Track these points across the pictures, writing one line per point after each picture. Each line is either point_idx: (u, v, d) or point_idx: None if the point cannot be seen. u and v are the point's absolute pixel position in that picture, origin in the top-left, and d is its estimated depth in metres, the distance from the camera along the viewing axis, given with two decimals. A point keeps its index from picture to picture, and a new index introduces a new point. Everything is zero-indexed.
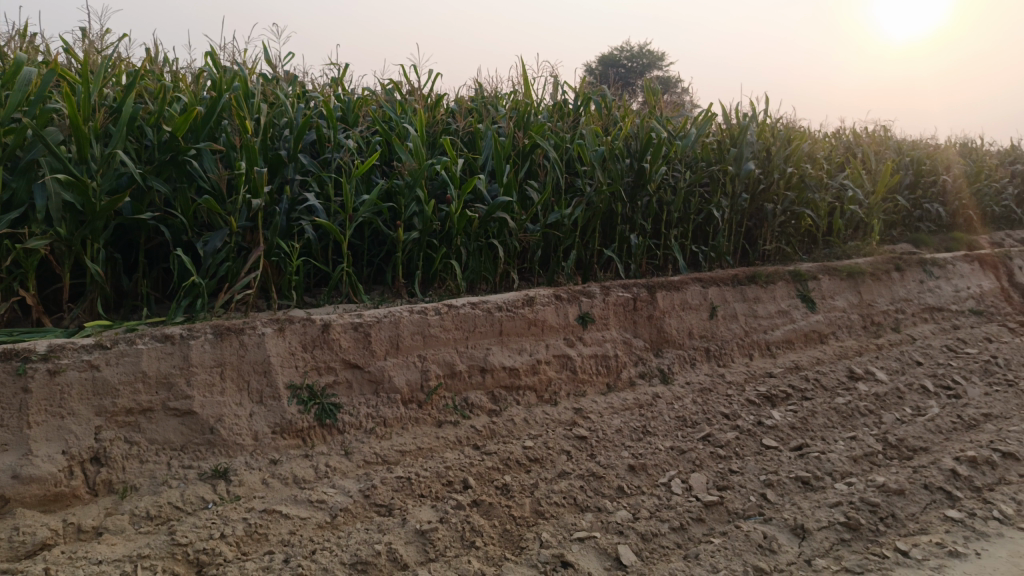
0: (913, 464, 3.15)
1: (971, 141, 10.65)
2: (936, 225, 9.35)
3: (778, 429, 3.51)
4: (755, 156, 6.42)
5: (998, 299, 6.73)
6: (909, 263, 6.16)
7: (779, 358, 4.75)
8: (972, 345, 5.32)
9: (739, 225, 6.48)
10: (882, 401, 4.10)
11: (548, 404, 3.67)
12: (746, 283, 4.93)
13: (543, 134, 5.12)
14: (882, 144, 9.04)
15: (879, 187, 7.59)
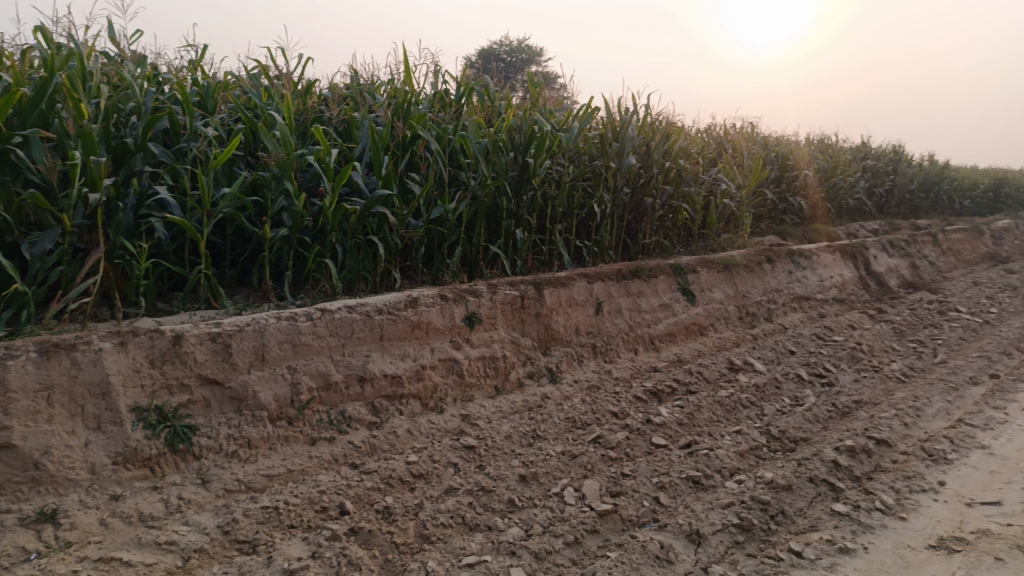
0: (795, 456, 3.15)
1: (827, 138, 11.32)
2: (798, 217, 9.89)
3: (666, 426, 3.45)
4: (636, 151, 6.46)
5: (856, 287, 7.12)
6: (778, 255, 6.40)
7: (663, 351, 4.75)
8: (838, 332, 5.56)
9: (621, 219, 6.50)
10: (760, 392, 4.15)
11: (433, 412, 3.45)
12: (630, 278, 4.91)
13: (424, 125, 4.87)
14: (750, 139, 9.41)
15: (750, 181, 7.88)
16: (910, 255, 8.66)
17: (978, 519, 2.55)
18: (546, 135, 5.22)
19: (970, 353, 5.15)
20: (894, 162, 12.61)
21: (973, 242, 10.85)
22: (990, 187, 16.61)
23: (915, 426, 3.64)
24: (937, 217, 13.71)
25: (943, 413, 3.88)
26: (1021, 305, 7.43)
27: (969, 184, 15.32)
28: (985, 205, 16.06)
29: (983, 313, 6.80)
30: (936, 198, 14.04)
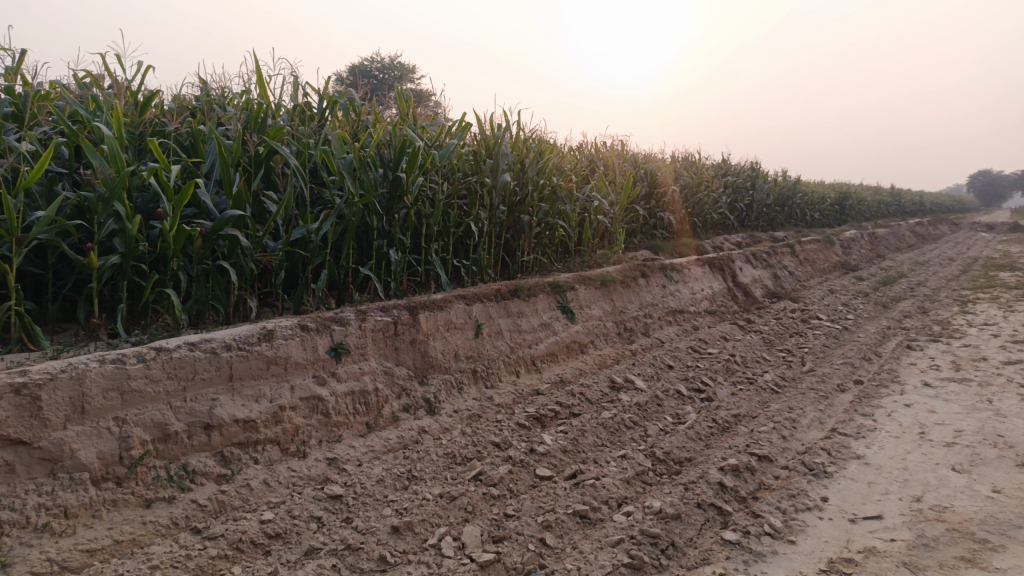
0: (680, 480, 3.00)
1: (691, 155, 11.75)
2: (667, 232, 10.15)
3: (549, 456, 3.24)
4: (511, 169, 6.33)
5: (726, 299, 7.31)
6: (652, 270, 6.44)
7: (545, 373, 4.56)
8: (713, 345, 5.62)
9: (498, 237, 6.33)
10: (643, 411, 4.00)
11: (295, 458, 3.08)
12: (509, 298, 4.72)
13: (281, 139, 4.48)
14: (620, 156, 9.57)
15: (622, 198, 7.97)
16: (772, 266, 9.05)
17: (863, 536, 2.50)
18: (417, 149, 4.95)
19: (835, 360, 5.33)
20: (752, 177, 13.28)
21: (825, 252, 11.55)
22: (836, 200, 17.91)
23: (793, 438, 3.63)
24: (792, 230, 14.57)
25: (816, 423, 3.92)
26: (871, 310, 7.90)
27: (818, 198, 16.43)
28: (831, 216, 17.29)
29: (841, 320, 7.15)
30: (789, 211, 14.93)
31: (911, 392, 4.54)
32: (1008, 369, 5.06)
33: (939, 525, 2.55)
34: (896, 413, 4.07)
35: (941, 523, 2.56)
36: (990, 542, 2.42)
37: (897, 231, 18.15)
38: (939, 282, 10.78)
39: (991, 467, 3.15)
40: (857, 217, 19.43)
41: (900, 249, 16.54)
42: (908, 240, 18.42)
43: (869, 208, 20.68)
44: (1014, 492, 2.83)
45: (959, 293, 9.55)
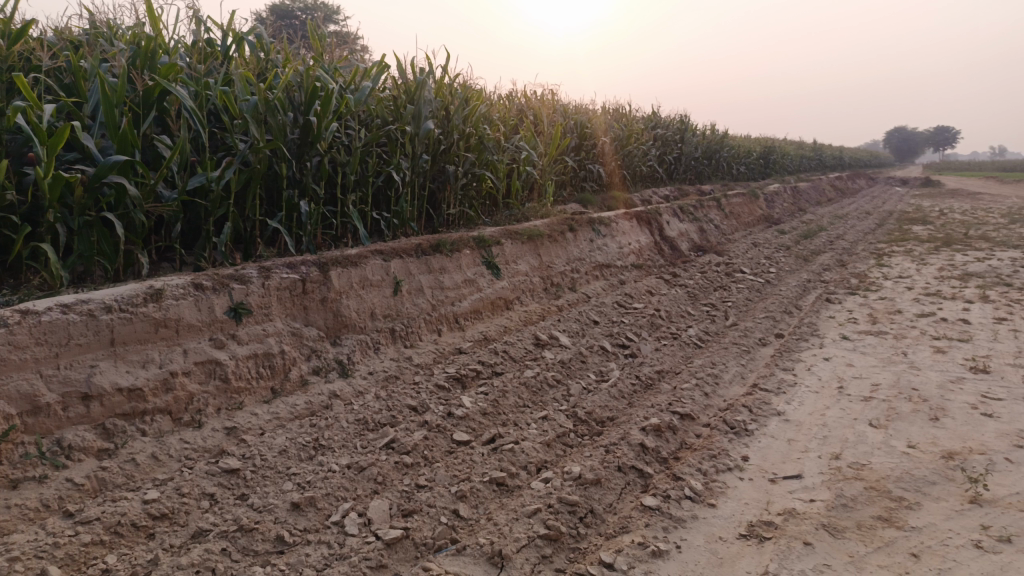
0: (602, 442, 2.88)
1: (622, 107, 11.61)
2: (596, 185, 10.03)
3: (467, 419, 3.04)
4: (434, 116, 6.02)
5: (653, 253, 7.26)
6: (580, 224, 6.29)
7: (468, 331, 4.36)
8: (639, 299, 5.54)
9: (421, 188, 6.05)
10: (569, 370, 3.79)
11: (189, 428, 2.82)
12: (429, 253, 4.48)
13: (176, 79, 4.03)
14: (550, 106, 9.32)
15: (551, 149, 7.76)
16: (698, 220, 9.06)
17: (783, 498, 2.45)
18: (333, 93, 4.56)
19: (757, 314, 5.34)
20: (681, 130, 13.26)
21: (750, 206, 11.69)
22: (761, 154, 18.17)
23: (718, 394, 3.56)
24: (718, 183, 14.70)
25: (738, 378, 3.87)
26: (793, 263, 8.01)
27: (744, 152, 16.61)
28: (756, 171, 17.56)
29: (764, 273, 7.21)
30: (716, 164, 15.05)
31: (830, 345, 4.57)
32: (920, 322, 5.17)
33: (857, 484, 2.52)
34: (816, 368, 4.08)
35: (860, 482, 2.53)
36: (906, 500, 2.40)
37: (818, 185, 18.61)
38: (856, 235, 11.07)
39: (907, 422, 3.16)
40: (780, 171, 19.81)
41: (819, 203, 16.97)
42: (828, 194, 18.92)
43: (792, 162, 21.12)
44: (928, 448, 2.83)
45: (875, 246, 9.81)
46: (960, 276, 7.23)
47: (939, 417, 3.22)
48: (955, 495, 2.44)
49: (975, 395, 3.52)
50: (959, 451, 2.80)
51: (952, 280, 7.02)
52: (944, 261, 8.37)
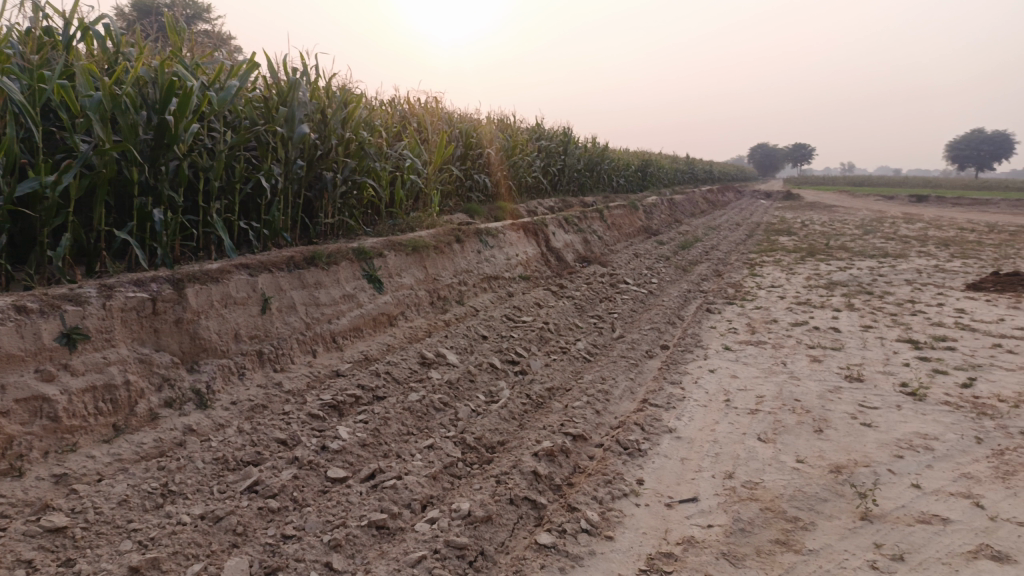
0: (492, 471, 2.67)
1: (506, 118, 11.56)
2: (482, 195, 9.88)
3: (343, 452, 2.74)
4: (309, 120, 5.65)
5: (540, 265, 7.17)
6: (465, 235, 6.08)
7: (347, 351, 4.04)
8: (527, 312, 5.40)
9: (296, 196, 5.65)
10: (457, 389, 3.55)
11: (8, 478, 2.35)
12: (303, 267, 4.12)
13: (2, 70, 3.46)
14: (435, 113, 9.11)
15: (434, 157, 7.53)
16: (583, 231, 9.09)
17: (681, 524, 2.33)
18: (194, 91, 4.12)
19: (644, 325, 5.32)
20: (564, 142, 13.38)
21: (631, 218, 11.92)
22: (640, 167, 18.74)
23: (611, 410, 3.44)
24: (600, 195, 14.98)
25: (628, 393, 3.74)
26: (673, 274, 8.16)
27: (624, 164, 17.03)
28: (635, 183, 18.09)
29: (647, 284, 7.28)
30: (598, 176, 15.32)
31: (715, 355, 4.60)
32: (796, 331, 5.32)
33: (753, 505, 2.44)
34: (703, 378, 4.04)
35: (755, 502, 2.45)
36: (801, 520, 2.34)
37: (692, 198, 19.38)
38: (730, 246, 11.52)
39: (793, 434, 3.15)
40: (658, 184, 20.52)
41: (694, 215, 17.66)
42: (701, 206, 19.75)
43: (668, 175, 21.92)
44: (817, 462, 2.82)
45: (747, 257, 10.22)
46: (826, 285, 7.60)
47: (823, 428, 3.25)
48: (846, 512, 2.41)
49: (852, 404, 3.59)
50: (846, 465, 2.79)
51: (819, 289, 7.36)
52: (810, 271, 8.80)
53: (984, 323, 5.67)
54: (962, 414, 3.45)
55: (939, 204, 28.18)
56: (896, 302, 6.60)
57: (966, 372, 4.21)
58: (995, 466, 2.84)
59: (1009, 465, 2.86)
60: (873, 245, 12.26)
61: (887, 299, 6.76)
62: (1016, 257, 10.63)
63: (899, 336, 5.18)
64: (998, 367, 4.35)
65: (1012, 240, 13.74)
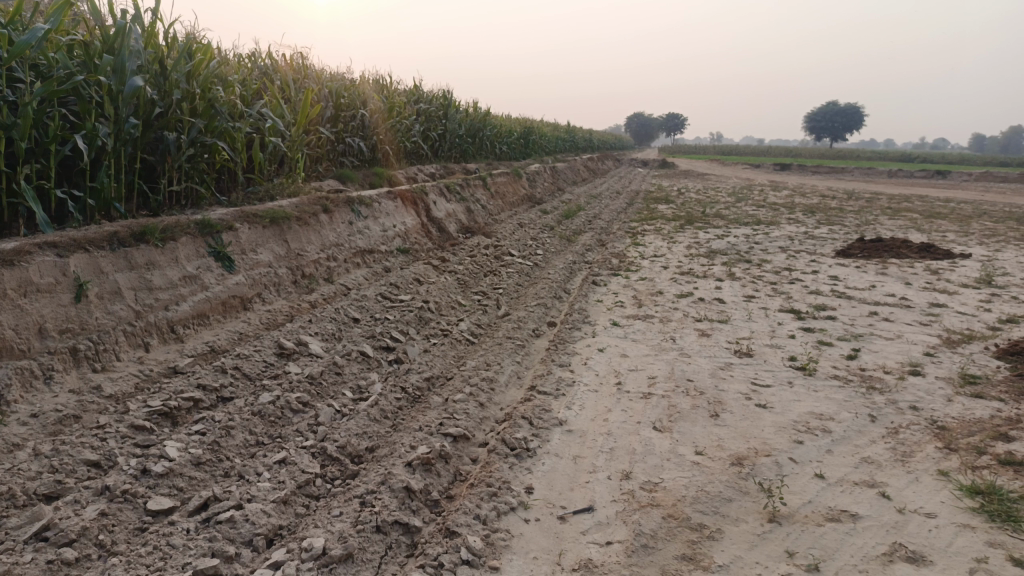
0: (355, 489, 2.25)
1: (383, 78, 10.89)
2: (355, 160, 9.22)
3: (169, 477, 2.24)
4: (144, 73, 4.89)
5: (421, 236, 6.70)
6: (335, 204, 5.52)
7: (189, 342, 3.46)
8: (405, 288, 4.94)
9: (132, 160, 4.90)
10: (320, 384, 3.08)
11: None
12: (131, 245, 3.48)
13: None
14: (301, 71, 8.35)
15: (299, 117, 6.83)
16: (465, 200, 8.66)
17: (576, 543, 2.02)
18: None
19: (529, 300, 5.00)
20: (444, 106, 12.82)
21: (513, 185, 11.60)
22: (523, 134, 18.49)
23: (496, 400, 3.09)
24: (483, 162, 14.59)
25: (514, 379, 3.38)
26: (558, 245, 7.91)
27: (506, 130, 16.67)
28: (518, 151, 17.83)
29: (532, 255, 6.98)
30: (480, 142, 14.89)
31: (604, 330, 4.28)
32: (682, 302, 5.16)
33: (654, 513, 2.16)
34: (593, 356, 3.74)
35: (656, 509, 2.18)
36: (706, 528, 2.09)
37: (574, 166, 19.39)
38: (612, 215, 11.46)
39: (690, 420, 2.92)
40: (540, 151, 20.35)
41: (575, 183, 17.62)
42: (582, 174, 19.81)
43: (549, 142, 21.78)
44: (716, 453, 2.59)
45: (629, 225, 10.16)
46: (706, 254, 7.60)
47: (719, 412, 2.99)
48: (753, 514, 2.18)
49: (745, 383, 3.41)
50: (746, 455, 2.58)
51: (701, 258, 7.34)
52: (690, 239, 8.81)
53: (857, 291, 5.77)
54: (852, 390, 3.35)
55: (800, 172, 29.82)
56: (774, 270, 6.65)
57: (848, 343, 4.17)
58: (891, 448, 2.73)
59: (905, 445, 2.75)
60: (745, 212, 12.61)
61: (765, 268, 6.80)
62: (874, 224, 11.22)
63: (781, 306, 5.13)
64: (877, 336, 4.35)
65: (867, 207, 14.56)
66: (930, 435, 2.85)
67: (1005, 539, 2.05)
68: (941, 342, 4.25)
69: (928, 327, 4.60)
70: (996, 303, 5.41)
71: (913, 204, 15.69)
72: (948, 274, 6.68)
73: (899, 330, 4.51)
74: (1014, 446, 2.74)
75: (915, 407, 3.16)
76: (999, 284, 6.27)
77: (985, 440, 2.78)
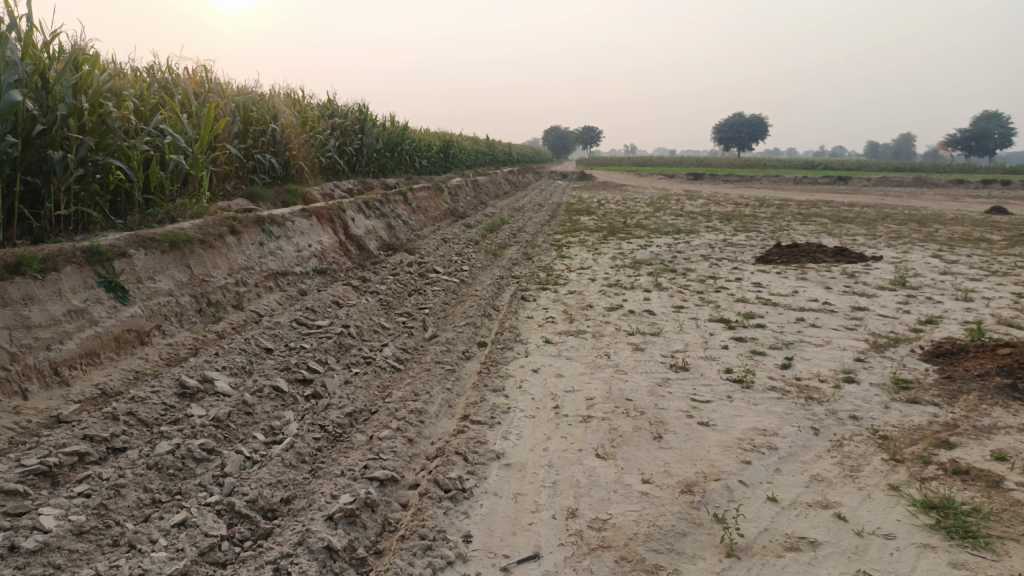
0: (269, 552, 1.97)
1: (294, 91, 10.47)
2: (267, 177, 8.77)
3: (43, 553, 1.88)
4: (22, 86, 4.42)
5: (338, 255, 6.37)
6: (243, 225, 5.16)
7: (76, 385, 3.06)
8: (322, 312, 4.63)
9: (10, 182, 4.41)
10: (228, 427, 2.77)
11: None
12: (4, 277, 3.06)
13: None
14: (204, 84, 7.88)
15: (202, 134, 6.40)
16: (384, 216, 8.36)
17: None
18: None
19: (457, 319, 4.77)
20: (360, 120, 12.48)
21: (435, 199, 11.36)
22: (442, 147, 18.27)
23: (426, 434, 2.85)
24: (403, 176, 14.28)
25: (444, 408, 3.14)
26: (484, 260, 7.71)
27: (425, 144, 16.42)
28: (438, 164, 17.58)
29: (457, 272, 6.75)
30: (399, 157, 14.60)
31: (536, 348, 4.08)
32: (613, 315, 5.04)
33: (606, 556, 1.97)
34: (527, 377, 3.54)
35: (607, 552, 1.99)
36: (664, 570, 1.92)
37: (495, 179, 19.29)
38: (535, 227, 11.36)
39: (633, 443, 2.76)
40: (460, 164, 20.17)
41: (497, 196, 17.52)
42: (503, 186, 19.73)
43: (469, 156, 21.65)
44: (664, 480, 2.43)
45: (553, 238, 10.07)
46: (632, 264, 7.56)
47: (662, 433, 2.84)
48: (710, 549, 2.02)
49: (684, 399, 3.26)
50: (695, 481, 2.43)
51: (627, 268, 7.28)
52: (615, 250, 8.78)
53: (781, 297, 5.80)
54: (792, 401, 3.26)
55: (713, 180, 30.77)
56: (700, 279, 6.64)
57: (781, 351, 4.11)
58: (839, 463, 2.64)
59: (852, 459, 2.67)
60: (665, 221, 12.77)
61: (691, 277, 6.79)
62: (788, 229, 11.55)
63: (711, 314, 5.08)
64: (808, 343, 4.33)
65: (779, 212, 15.03)
66: (874, 446, 2.79)
67: (967, 559, 1.97)
68: (869, 346, 4.26)
69: (854, 332, 4.63)
70: (913, 305, 5.55)
71: (820, 209, 16.33)
72: (864, 277, 6.85)
73: (827, 335, 4.51)
74: (956, 454, 2.70)
75: (855, 416, 3.11)
76: (912, 285, 6.46)
77: (928, 450, 2.74)
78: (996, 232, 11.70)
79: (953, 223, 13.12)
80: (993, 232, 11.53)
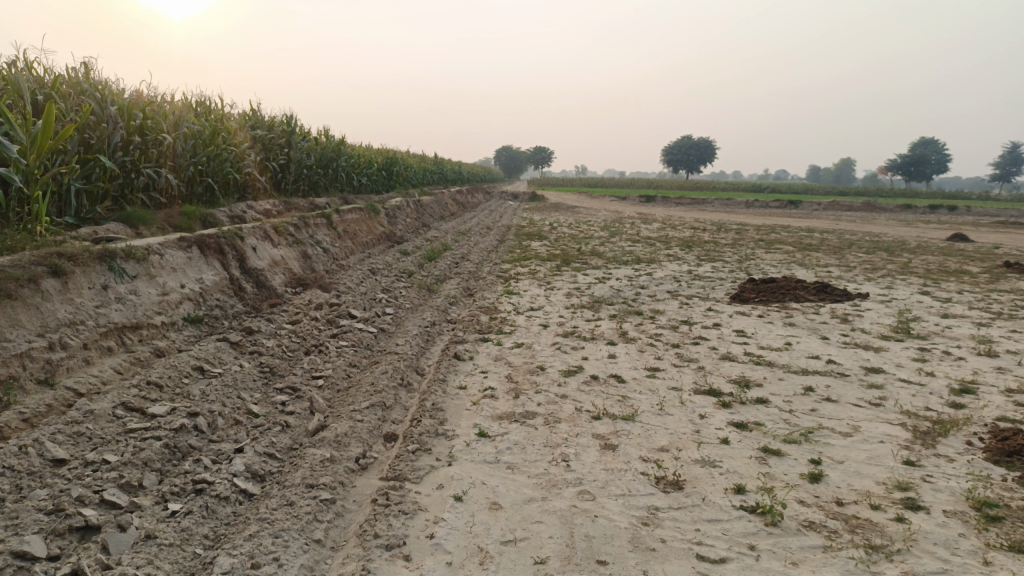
0: None
1: (204, 99, 9.10)
2: (161, 197, 7.37)
3: None
4: None
5: (225, 295, 5.05)
6: (76, 264, 3.83)
7: None
8: (171, 386, 3.34)
9: None
10: None
11: None
12: None
13: None
14: (79, 85, 6.48)
15: (43, 141, 4.71)
16: (299, 242, 7.05)
17: None
18: None
19: (361, 393, 3.52)
20: (287, 133, 11.15)
21: (368, 222, 10.06)
22: (385, 164, 16.98)
23: None
24: (337, 195, 12.97)
25: None
26: (416, 298, 6.47)
27: (364, 161, 15.13)
28: (378, 183, 16.28)
29: (377, 316, 5.49)
30: (333, 174, 13.28)
31: (464, 449, 2.86)
32: (570, 382, 3.86)
33: None
34: (444, 513, 2.30)
35: None
36: None
37: (440, 199, 18.09)
38: (481, 254, 10.16)
39: None
40: (404, 183, 18.90)
41: (442, 218, 16.31)
42: (451, 208, 18.55)
43: (416, 174, 20.45)
44: None
45: (500, 268, 8.88)
46: (591, 304, 6.43)
47: None
48: None
49: (685, 558, 2.08)
50: None
51: (584, 310, 6.13)
52: (569, 285, 7.64)
53: (774, 351, 4.71)
54: (848, 559, 2.11)
55: (666, 202, 30.21)
56: (672, 325, 5.53)
57: (802, 449, 2.98)
58: None
59: None
60: (622, 249, 11.74)
61: (662, 322, 5.67)
62: (754, 259, 10.63)
63: (696, 380, 3.95)
64: (832, 431, 3.22)
65: (741, 239, 14.21)
66: None
67: None
68: (911, 437, 3.18)
69: (883, 411, 3.55)
70: (934, 365, 4.53)
71: (781, 234, 15.60)
72: (860, 322, 5.85)
73: (851, 418, 3.42)
74: None
75: None
76: (919, 334, 5.47)
77: None
78: (971, 262, 11.01)
79: (923, 252, 12.46)
80: (969, 263, 10.84)
